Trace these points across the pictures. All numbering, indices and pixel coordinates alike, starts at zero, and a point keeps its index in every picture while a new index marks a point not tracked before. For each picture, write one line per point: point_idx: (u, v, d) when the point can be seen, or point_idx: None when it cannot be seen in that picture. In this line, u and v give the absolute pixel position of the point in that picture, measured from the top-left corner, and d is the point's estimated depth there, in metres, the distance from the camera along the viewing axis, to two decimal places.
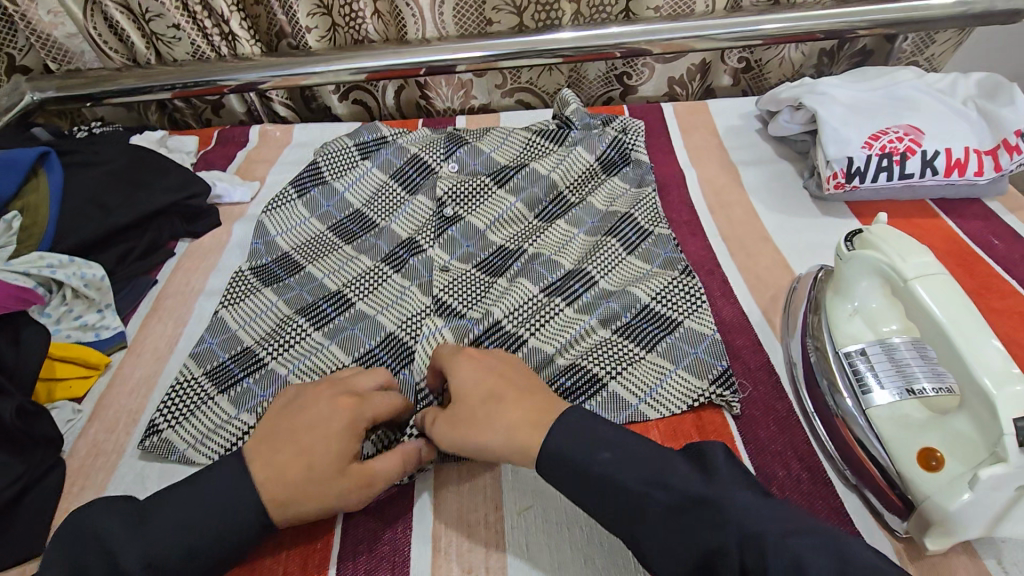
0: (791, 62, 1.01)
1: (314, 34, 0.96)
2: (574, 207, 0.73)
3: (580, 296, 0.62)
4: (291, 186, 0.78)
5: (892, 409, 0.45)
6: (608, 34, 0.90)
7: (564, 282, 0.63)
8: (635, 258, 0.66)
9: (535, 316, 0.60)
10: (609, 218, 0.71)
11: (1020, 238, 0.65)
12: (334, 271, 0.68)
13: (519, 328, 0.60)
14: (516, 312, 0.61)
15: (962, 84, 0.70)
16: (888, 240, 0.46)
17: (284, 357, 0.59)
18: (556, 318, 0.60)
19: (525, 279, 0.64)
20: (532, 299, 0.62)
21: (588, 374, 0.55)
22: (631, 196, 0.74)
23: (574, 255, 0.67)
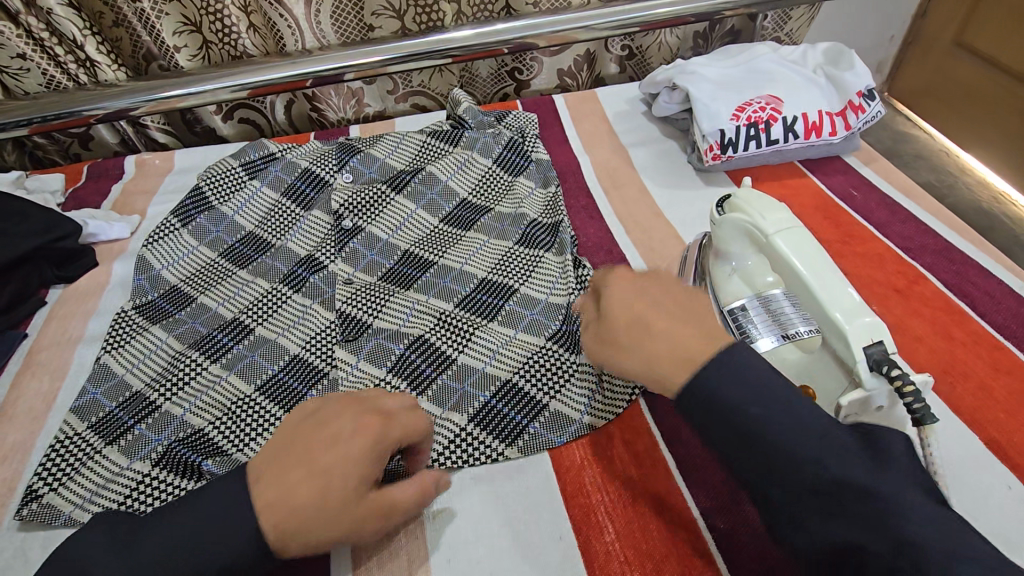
0: (669, 46, 1.06)
1: (183, 54, 0.91)
2: (481, 215, 0.73)
3: (501, 307, 0.61)
4: (172, 215, 0.73)
5: (770, 354, 0.48)
6: (492, 31, 0.91)
7: (479, 294, 0.63)
8: (551, 258, 0.66)
9: (460, 331, 0.59)
10: (518, 220, 0.71)
11: (875, 187, 0.72)
12: (228, 299, 0.65)
13: (446, 344, 0.58)
14: (439, 327, 0.60)
15: (811, 54, 0.77)
16: (751, 202, 0.50)
17: (179, 396, 0.55)
18: (482, 332, 0.59)
19: (436, 293, 0.64)
20: (447, 313, 0.61)
21: (524, 397, 0.54)
22: (537, 197, 0.74)
23: (486, 263, 0.66)
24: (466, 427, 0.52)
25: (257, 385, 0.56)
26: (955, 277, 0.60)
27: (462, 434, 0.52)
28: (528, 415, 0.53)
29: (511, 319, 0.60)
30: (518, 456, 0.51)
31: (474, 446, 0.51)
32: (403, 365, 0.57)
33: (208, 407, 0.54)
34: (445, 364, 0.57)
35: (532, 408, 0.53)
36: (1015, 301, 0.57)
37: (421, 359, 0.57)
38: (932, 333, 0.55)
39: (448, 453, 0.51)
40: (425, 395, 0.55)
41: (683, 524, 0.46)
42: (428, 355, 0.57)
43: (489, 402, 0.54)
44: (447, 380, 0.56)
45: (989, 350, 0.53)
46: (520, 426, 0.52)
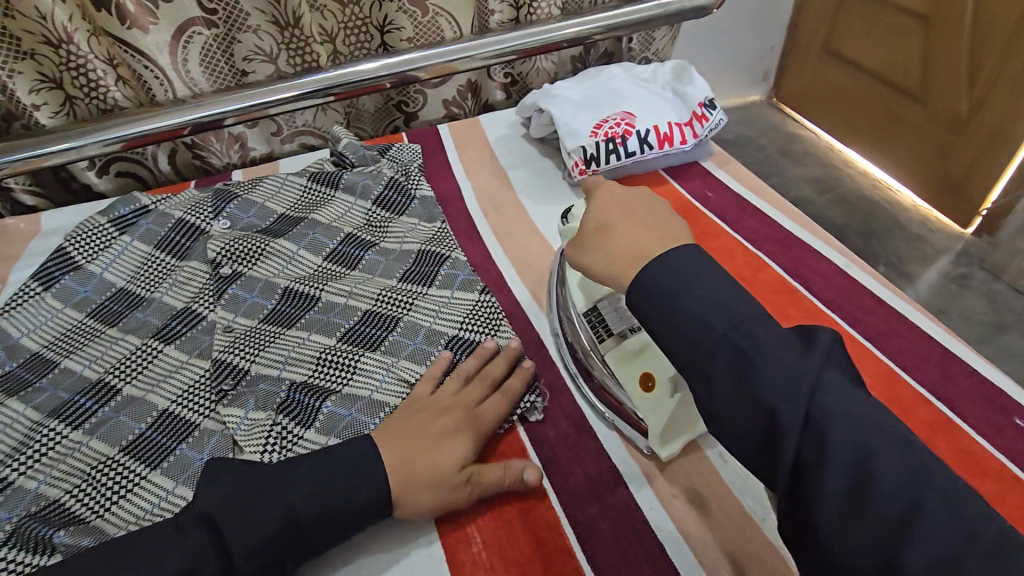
0: (547, 71, 1.12)
1: (43, 112, 0.87)
2: (364, 251, 0.73)
3: (385, 337, 0.62)
4: (33, 278, 0.69)
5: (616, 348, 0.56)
6: (368, 68, 0.93)
7: (359, 329, 0.63)
8: (435, 289, 0.67)
9: (340, 367, 0.59)
10: (402, 256, 0.72)
11: (727, 187, 0.78)
12: (95, 360, 0.62)
13: (330, 381, 0.59)
14: (320, 368, 0.60)
15: (660, 71, 0.83)
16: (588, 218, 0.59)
17: (34, 469, 0.52)
18: (362, 363, 0.60)
19: (317, 330, 0.64)
20: (327, 351, 0.61)
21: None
22: (420, 230, 0.75)
23: (369, 296, 0.67)
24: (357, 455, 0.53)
25: (122, 447, 0.54)
26: (792, 262, 0.66)
27: None
28: None
29: (392, 350, 0.61)
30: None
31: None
32: (289, 405, 0.56)
33: (66, 476, 0.52)
34: (327, 395, 0.57)
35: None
36: (842, 278, 0.63)
37: (304, 396, 0.57)
38: (772, 315, 0.60)
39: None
40: (313, 427, 0.55)
41: (547, 523, 0.48)
42: (314, 391, 0.58)
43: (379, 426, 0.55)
44: (332, 408, 0.56)
45: (820, 325, 0.59)
46: None
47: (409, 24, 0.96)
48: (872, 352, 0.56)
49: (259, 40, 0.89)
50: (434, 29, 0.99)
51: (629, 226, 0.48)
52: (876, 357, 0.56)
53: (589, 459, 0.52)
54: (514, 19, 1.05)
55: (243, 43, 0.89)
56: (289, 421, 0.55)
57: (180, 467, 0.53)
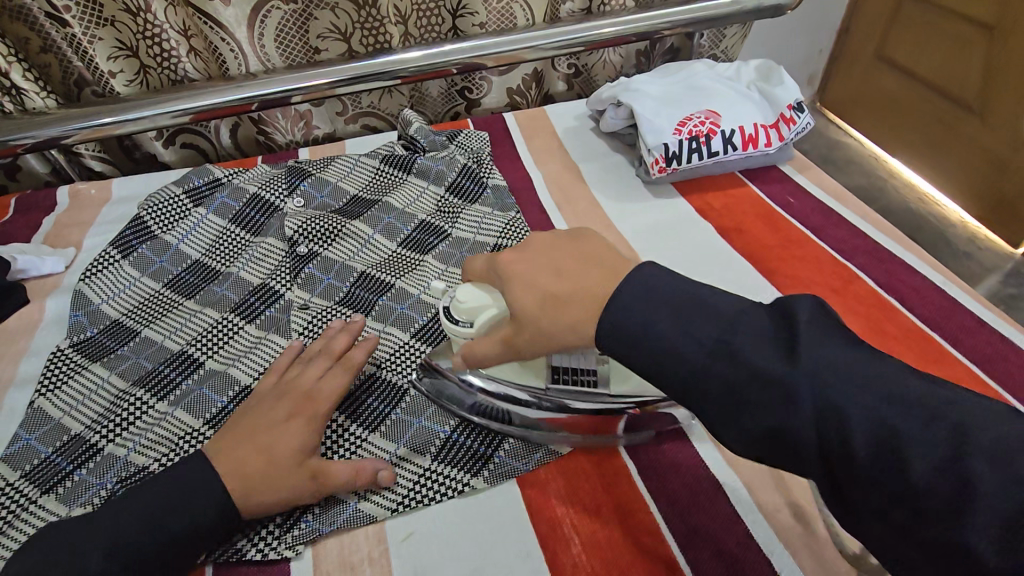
0: (613, 64, 1.09)
1: (119, 79, 0.88)
2: (435, 238, 0.72)
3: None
4: (112, 246, 0.70)
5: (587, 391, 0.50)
6: (440, 53, 0.92)
7: (435, 323, 0.62)
8: None
9: (413, 367, 0.58)
10: (475, 248, 0.71)
11: (810, 194, 0.76)
12: (175, 331, 0.62)
13: (397, 379, 0.57)
14: (392, 363, 0.58)
15: (744, 71, 0.81)
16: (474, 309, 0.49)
17: (123, 436, 0.53)
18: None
19: (393, 321, 0.62)
20: (405, 347, 0.60)
21: (484, 427, 0.53)
22: (496, 218, 0.74)
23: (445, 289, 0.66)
24: (428, 465, 0.51)
25: (207, 419, 0.54)
26: (885, 276, 0.64)
27: (428, 471, 0.50)
28: (491, 444, 0.52)
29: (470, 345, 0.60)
30: (484, 488, 0.50)
31: (439, 481, 0.50)
32: (350, 403, 0.54)
33: (155, 445, 0.52)
34: (398, 398, 0.55)
35: (494, 436, 0.53)
36: (938, 295, 0.62)
37: (373, 396, 0.55)
38: (867, 328, 0.59)
39: (414, 492, 0.49)
40: (379, 430, 0.53)
41: (647, 531, 0.47)
42: (381, 391, 0.56)
43: (454, 438, 0.53)
44: (402, 415, 0.54)
45: (918, 341, 0.58)
46: (485, 457, 0.52)
47: (483, 10, 0.95)
48: (975, 373, 0.55)
49: (334, 18, 0.88)
50: (508, 16, 0.98)
51: (549, 278, 0.45)
52: (980, 378, 0.55)
53: (682, 462, 0.51)
54: (586, 9, 1.03)
55: (319, 21, 0.88)
56: (352, 424, 0.53)
57: None
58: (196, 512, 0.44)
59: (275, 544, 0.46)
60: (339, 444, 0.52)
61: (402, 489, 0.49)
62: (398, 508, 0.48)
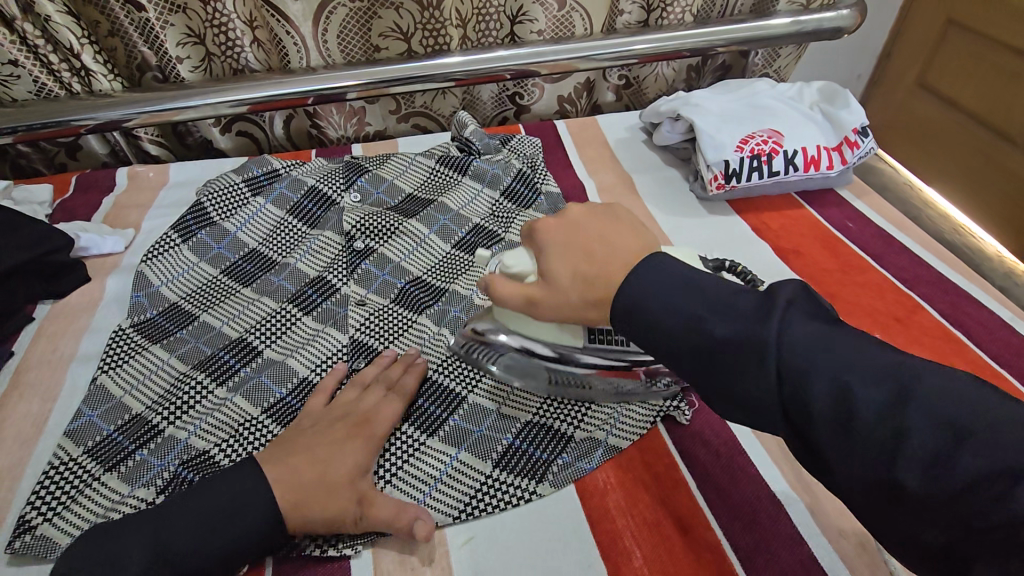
0: (665, 78, 1.09)
1: (187, 64, 0.89)
2: (488, 241, 0.72)
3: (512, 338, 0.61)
4: (172, 229, 0.70)
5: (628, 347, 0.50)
6: (496, 57, 0.93)
7: None
8: None
9: (467, 370, 0.58)
10: None
11: (869, 219, 0.75)
12: (233, 318, 0.63)
13: (454, 384, 0.57)
14: (445, 367, 0.58)
15: (807, 92, 0.80)
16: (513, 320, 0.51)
17: (183, 420, 0.53)
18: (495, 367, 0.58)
19: (445, 323, 0.62)
20: (459, 350, 0.60)
21: (545, 431, 0.53)
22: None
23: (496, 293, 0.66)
24: (492, 473, 0.51)
25: (265, 408, 0.54)
26: (950, 307, 0.63)
27: (491, 480, 0.50)
28: (552, 449, 0.52)
29: None
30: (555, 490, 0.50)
31: (504, 489, 0.50)
32: (412, 411, 0.54)
33: (215, 430, 0.52)
34: (456, 405, 0.55)
35: (558, 442, 0.53)
36: (1006, 331, 0.61)
37: (429, 401, 0.55)
38: (932, 360, 0.58)
39: (477, 501, 0.49)
40: (437, 435, 0.53)
41: (707, 547, 0.46)
42: (440, 398, 0.56)
43: (513, 443, 0.53)
44: (460, 422, 0.54)
45: (987, 377, 0.56)
46: (547, 462, 0.51)
47: (542, 17, 0.95)
48: None
49: (398, 18, 0.89)
50: (566, 24, 0.98)
51: (583, 243, 0.44)
52: None
53: (741, 479, 0.50)
54: (643, 21, 1.03)
55: (383, 19, 0.89)
56: (411, 429, 0.53)
57: None
58: (259, 496, 0.44)
59: (335, 542, 0.47)
60: (395, 450, 0.52)
61: (463, 495, 0.49)
62: (462, 516, 0.48)
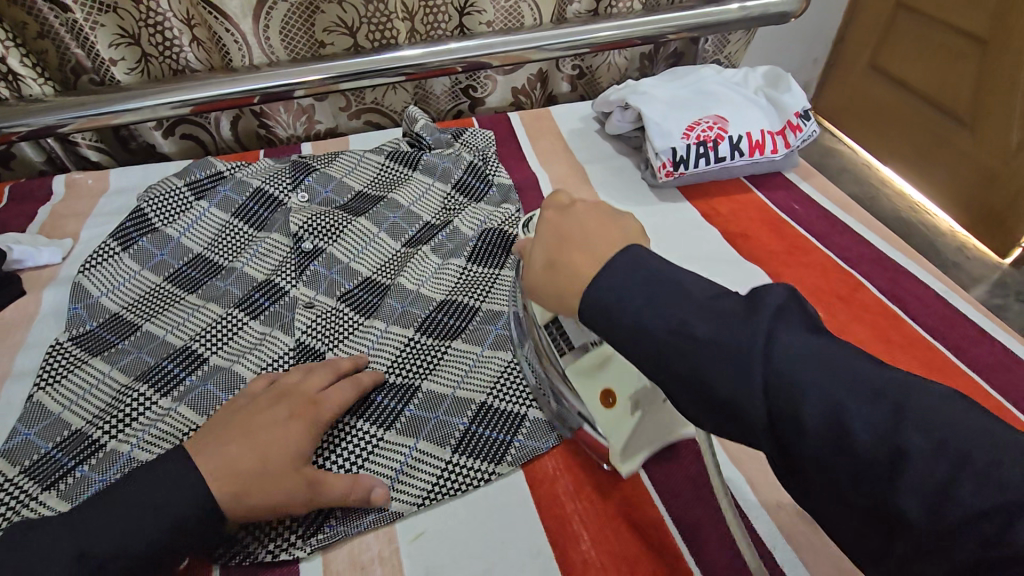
0: (617, 67, 1.09)
1: (120, 67, 0.86)
2: (439, 230, 0.72)
3: (464, 328, 0.61)
4: (111, 237, 0.68)
5: (575, 363, 0.51)
6: (446, 50, 0.92)
7: (436, 318, 0.62)
8: (509, 272, 0.67)
9: (420, 362, 0.58)
10: (478, 241, 0.70)
11: (814, 201, 0.77)
12: (177, 326, 0.61)
13: (408, 376, 0.57)
14: (398, 362, 0.58)
15: (752, 77, 0.82)
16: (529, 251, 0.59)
17: (125, 433, 0.52)
18: (448, 356, 0.58)
19: (394, 321, 0.62)
20: (410, 345, 0.59)
21: (499, 413, 0.54)
22: (500, 214, 0.74)
23: (446, 286, 0.65)
24: (451, 458, 0.51)
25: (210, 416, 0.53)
26: (888, 283, 0.65)
27: (449, 466, 0.50)
28: (507, 430, 0.53)
29: (475, 340, 0.60)
30: (511, 471, 0.51)
31: (462, 473, 0.50)
32: (367, 403, 0.54)
33: (159, 441, 0.51)
34: (410, 396, 0.55)
35: (512, 422, 0.53)
36: (941, 304, 0.63)
37: (384, 394, 0.55)
38: (871, 336, 0.60)
39: (438, 486, 0.49)
40: (394, 428, 0.52)
41: (650, 525, 0.47)
42: (394, 391, 0.55)
43: (469, 428, 0.53)
44: (416, 412, 0.54)
45: (923, 350, 0.58)
46: (504, 444, 0.52)
47: (490, 9, 0.95)
48: (978, 384, 0.56)
49: (342, 12, 0.87)
50: (515, 15, 0.97)
51: None
52: (983, 388, 0.56)
53: (687, 457, 0.51)
54: (593, 10, 1.03)
55: (325, 14, 0.87)
56: (362, 421, 0.52)
57: None
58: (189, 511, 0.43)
59: (289, 545, 0.46)
60: (349, 443, 0.51)
61: (423, 485, 0.49)
62: (424, 501, 0.49)
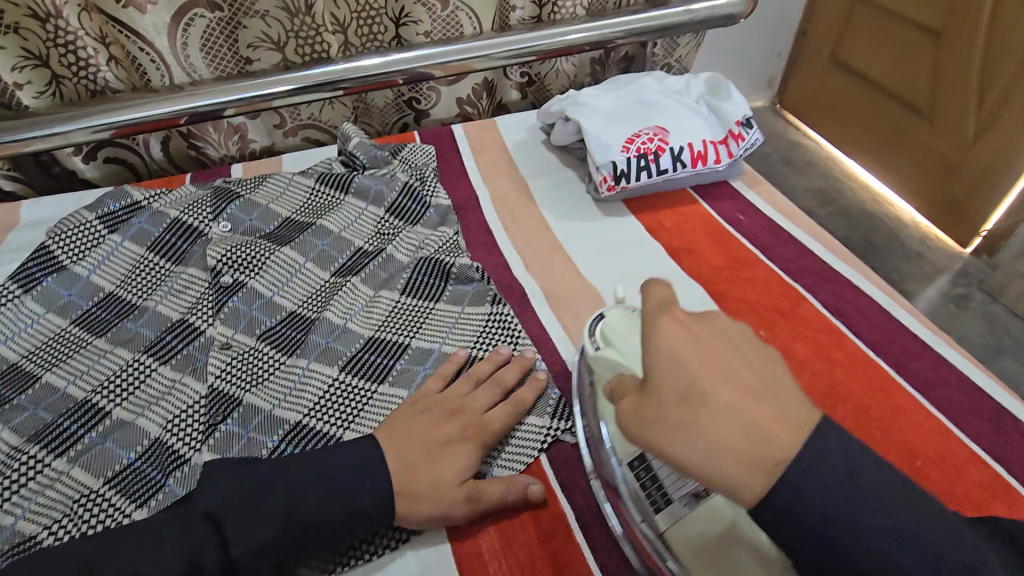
0: (566, 73, 1.07)
1: (27, 91, 0.80)
2: (371, 259, 0.68)
3: (391, 367, 0.58)
4: (11, 279, 0.63)
5: (677, 523, 0.44)
6: (383, 62, 0.87)
7: (363, 355, 0.58)
8: (444, 304, 0.63)
9: (343, 407, 0.55)
10: (411, 268, 0.67)
11: (760, 211, 0.75)
12: (80, 376, 0.57)
13: (328, 424, 0.53)
14: (320, 406, 0.55)
15: (693, 85, 0.79)
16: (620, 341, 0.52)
17: (10, 503, 0.47)
18: (375, 400, 0.55)
19: (317, 358, 0.58)
20: (332, 386, 0.56)
21: None
22: (436, 237, 0.71)
23: (375, 319, 0.62)
24: None
25: (107, 479, 0.49)
26: (832, 297, 0.63)
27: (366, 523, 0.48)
28: None
29: (402, 380, 0.57)
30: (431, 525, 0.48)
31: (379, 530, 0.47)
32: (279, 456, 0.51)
33: (46, 510, 0.47)
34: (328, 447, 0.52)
35: None
36: (885, 318, 0.61)
37: (300, 445, 0.52)
38: (814, 356, 0.58)
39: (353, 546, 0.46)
40: None
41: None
42: (310, 439, 0.52)
43: None
44: None
45: (865, 368, 0.57)
46: None
47: (427, 19, 0.91)
48: (921, 403, 0.54)
49: (266, 27, 0.83)
50: (454, 24, 0.94)
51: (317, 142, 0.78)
52: (926, 407, 0.54)
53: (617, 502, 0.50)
54: (536, 17, 0.99)
55: (248, 29, 0.82)
56: None
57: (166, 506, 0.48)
58: None
59: None
60: None
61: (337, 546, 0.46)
62: (337, 568, 0.46)
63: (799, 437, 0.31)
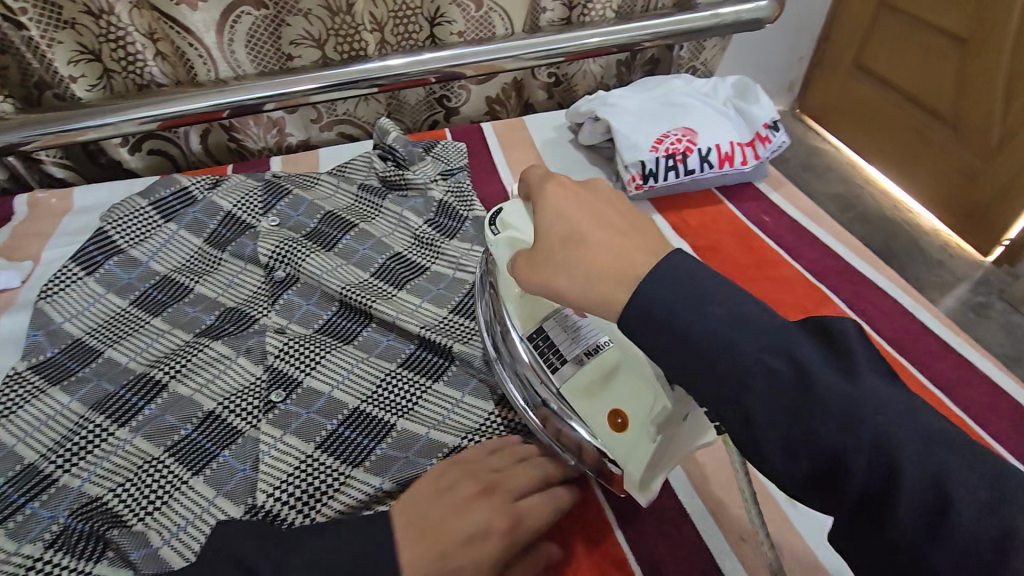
0: (593, 74, 1.09)
1: (80, 85, 0.84)
2: (422, 259, 0.71)
3: (448, 367, 0.60)
4: (73, 261, 0.66)
5: (568, 380, 0.47)
6: (418, 61, 0.90)
7: (421, 354, 0.61)
8: None
9: (399, 398, 0.57)
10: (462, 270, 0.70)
11: (784, 212, 0.76)
12: (139, 352, 0.60)
13: (385, 412, 0.56)
14: (375, 395, 0.57)
15: (721, 87, 0.81)
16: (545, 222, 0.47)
17: (78, 467, 0.51)
18: (429, 395, 0.58)
19: (379, 352, 0.61)
20: (386, 379, 0.59)
21: None
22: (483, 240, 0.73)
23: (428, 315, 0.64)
24: None
25: (167, 448, 0.52)
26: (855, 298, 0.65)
27: None
28: None
29: (456, 380, 0.59)
30: None
31: None
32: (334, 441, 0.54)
33: (113, 475, 0.50)
34: (384, 433, 0.54)
35: None
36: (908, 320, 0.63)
37: (356, 429, 0.55)
38: None
39: None
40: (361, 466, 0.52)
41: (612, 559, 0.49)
42: (367, 428, 0.55)
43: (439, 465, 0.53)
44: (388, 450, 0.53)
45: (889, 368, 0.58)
46: None
47: (461, 19, 0.94)
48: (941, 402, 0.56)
49: (308, 25, 0.86)
50: (486, 25, 0.97)
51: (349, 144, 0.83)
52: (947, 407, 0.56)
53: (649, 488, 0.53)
54: (566, 18, 1.01)
55: (292, 27, 0.86)
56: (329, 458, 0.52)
57: (224, 476, 0.51)
58: None
59: None
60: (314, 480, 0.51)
61: None
62: None
63: (653, 259, 0.35)
